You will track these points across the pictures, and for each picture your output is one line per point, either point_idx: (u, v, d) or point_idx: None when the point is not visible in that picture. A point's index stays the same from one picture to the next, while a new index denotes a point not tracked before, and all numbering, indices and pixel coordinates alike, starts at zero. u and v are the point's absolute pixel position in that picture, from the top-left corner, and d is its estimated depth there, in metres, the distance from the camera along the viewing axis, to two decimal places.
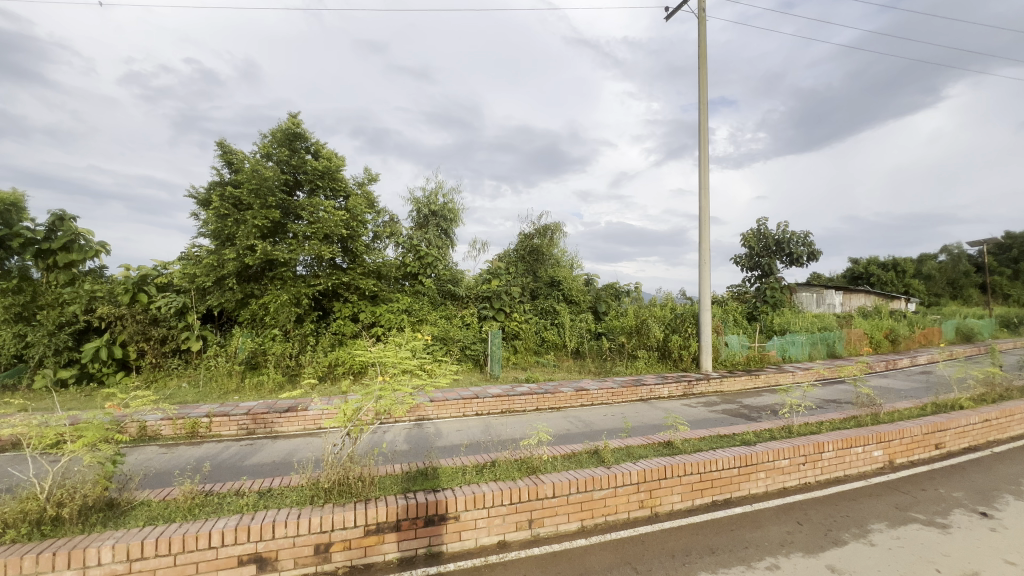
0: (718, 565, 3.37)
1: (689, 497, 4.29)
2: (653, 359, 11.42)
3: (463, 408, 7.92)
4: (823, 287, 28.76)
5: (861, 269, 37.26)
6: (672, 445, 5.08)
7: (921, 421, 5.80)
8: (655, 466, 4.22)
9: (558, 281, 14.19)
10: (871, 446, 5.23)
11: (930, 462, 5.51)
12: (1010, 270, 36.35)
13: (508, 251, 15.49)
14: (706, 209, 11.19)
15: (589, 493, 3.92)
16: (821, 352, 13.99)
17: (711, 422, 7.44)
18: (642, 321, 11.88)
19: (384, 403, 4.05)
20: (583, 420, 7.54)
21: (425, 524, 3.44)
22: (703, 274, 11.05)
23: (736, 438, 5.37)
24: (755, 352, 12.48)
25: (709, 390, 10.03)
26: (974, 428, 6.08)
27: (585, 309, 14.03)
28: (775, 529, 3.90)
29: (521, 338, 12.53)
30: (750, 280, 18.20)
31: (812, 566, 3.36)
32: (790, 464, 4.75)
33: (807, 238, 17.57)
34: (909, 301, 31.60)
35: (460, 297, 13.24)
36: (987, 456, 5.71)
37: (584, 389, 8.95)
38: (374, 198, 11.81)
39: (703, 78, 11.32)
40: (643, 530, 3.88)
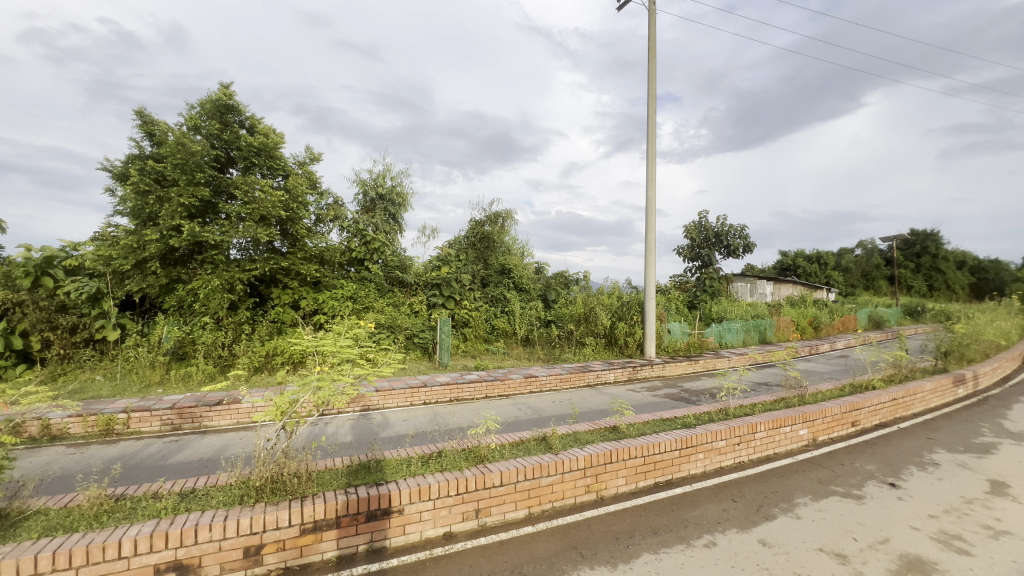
0: (659, 545, 3.46)
1: (633, 480, 4.39)
2: (600, 346, 11.77)
3: (411, 397, 7.74)
4: (756, 278, 30.65)
5: (789, 261, 40.06)
6: (617, 429, 5.19)
7: (841, 401, 6.28)
8: (601, 450, 4.28)
9: (508, 268, 14.12)
10: (797, 426, 5.60)
11: (848, 438, 6.00)
12: (913, 263, 40.35)
13: (458, 238, 15.16)
14: (653, 200, 11.49)
15: (537, 480, 3.91)
16: (753, 338, 14.93)
17: (655, 406, 7.70)
18: (590, 308, 12.12)
19: (322, 395, 3.82)
20: (532, 407, 7.58)
21: (367, 519, 3.29)
22: (648, 263, 11.39)
23: (678, 421, 5.56)
24: (695, 339, 13.13)
25: (653, 375, 10.42)
26: (885, 406, 6.67)
27: (535, 297, 14.06)
28: (712, 508, 4.07)
29: (471, 325, 12.45)
30: (691, 270, 19.08)
31: (745, 541, 3.52)
32: (726, 445, 4.99)
33: (743, 231, 18.49)
34: (829, 291, 34.39)
35: (409, 285, 12.87)
36: (895, 432, 6.29)
37: (534, 375, 9.01)
38: (317, 178, 11.16)
39: (652, 72, 11.55)
40: (589, 515, 3.92)
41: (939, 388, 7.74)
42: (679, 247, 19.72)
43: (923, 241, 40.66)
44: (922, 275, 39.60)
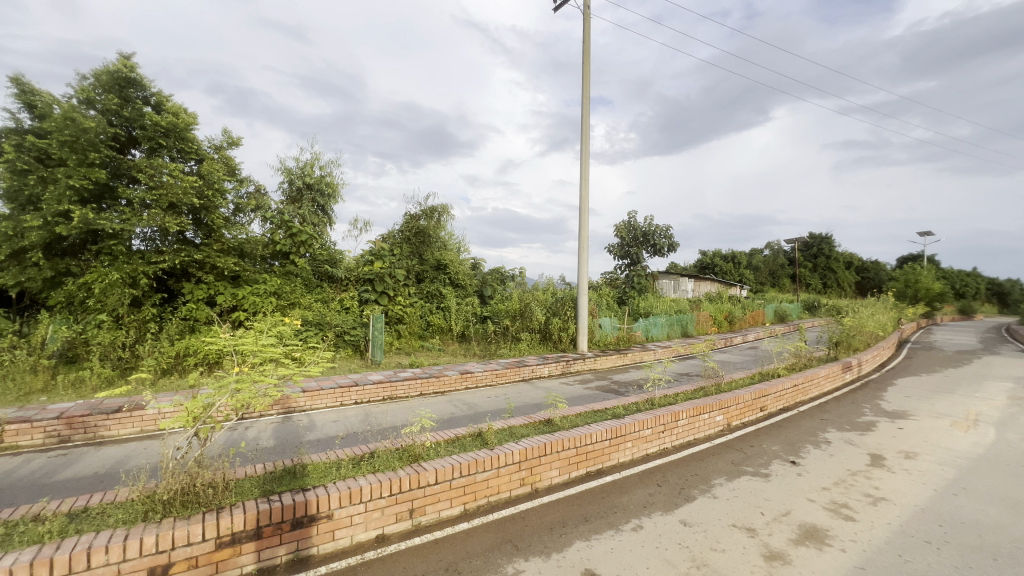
0: (591, 532, 3.59)
1: (566, 471, 4.52)
2: (535, 342, 11.99)
3: (341, 397, 7.41)
4: (679, 275, 32.69)
5: (708, 260, 43.14)
6: (551, 422, 5.32)
7: (751, 389, 6.86)
8: (536, 443, 4.36)
9: (444, 264, 13.90)
10: (714, 412, 6.05)
11: (757, 422, 6.58)
12: (812, 264, 45.01)
13: (392, 232, 14.67)
14: (586, 200, 11.85)
15: (473, 476, 3.91)
16: (676, 331, 15.94)
17: (587, 398, 7.98)
18: (525, 304, 12.25)
19: (241, 398, 3.54)
20: (468, 403, 7.55)
21: (292, 528, 3.11)
22: (582, 260, 11.75)
23: (608, 412, 5.79)
24: (624, 333, 13.74)
25: (585, 368, 10.80)
26: (788, 392, 7.38)
27: (471, 293, 13.99)
28: (639, 493, 4.29)
29: (405, 322, 12.17)
30: (620, 268, 19.98)
31: (668, 522, 3.75)
32: (651, 432, 5.28)
33: (668, 231, 19.58)
34: (742, 288, 37.48)
35: (339, 280, 12.27)
36: (795, 414, 7.00)
37: (469, 371, 8.99)
38: (235, 164, 10.33)
39: (586, 74, 11.88)
40: (524, 507, 3.98)
41: (831, 374, 8.72)
42: (610, 245, 20.51)
43: (819, 243, 45.47)
44: (818, 274, 44.28)
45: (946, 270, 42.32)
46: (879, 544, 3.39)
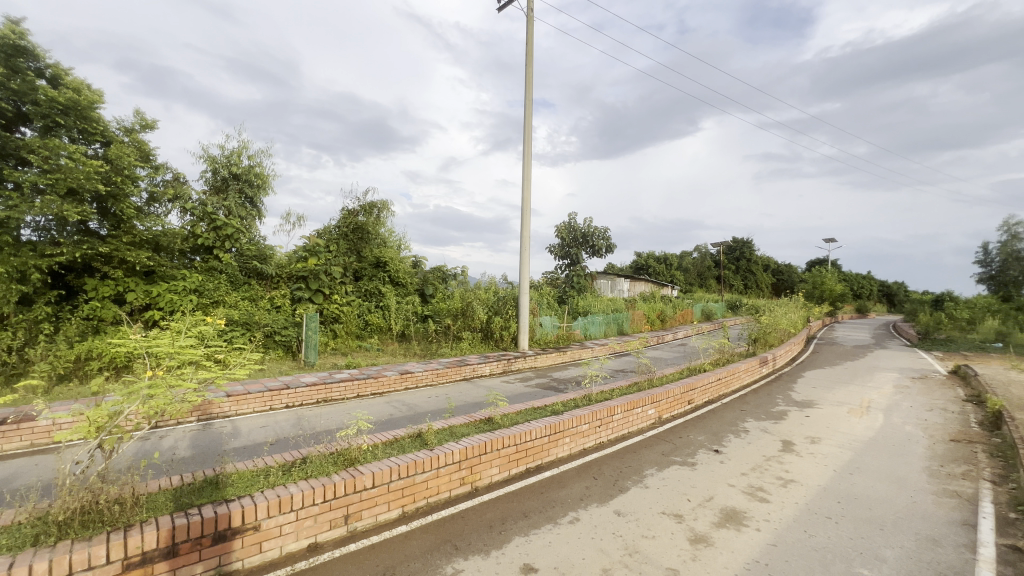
0: (529, 527, 3.65)
1: (506, 468, 4.56)
2: (476, 341, 12.01)
3: (270, 401, 7.00)
4: (616, 276, 33.93)
5: (642, 262, 45.20)
6: (492, 420, 5.35)
7: (680, 383, 7.29)
8: (476, 442, 4.36)
9: (383, 261, 13.48)
10: (647, 406, 6.36)
11: (685, 414, 7.00)
12: (734, 266, 48.50)
13: (328, 228, 14.03)
14: (528, 200, 12.01)
15: (412, 478, 3.84)
16: (613, 330, 16.57)
17: (527, 396, 8.10)
18: (467, 303, 12.17)
19: (155, 405, 3.25)
20: (407, 404, 7.41)
21: (213, 542, 2.90)
22: (523, 260, 11.89)
23: (547, 409, 5.92)
24: (563, 332, 14.08)
25: (526, 366, 10.94)
26: (712, 385, 7.91)
27: (412, 292, 13.69)
28: (577, 486, 4.43)
29: (341, 321, 11.73)
30: (561, 268, 20.42)
31: (603, 513, 3.90)
32: (588, 427, 5.45)
33: (606, 233, 20.21)
34: (673, 288, 39.67)
35: (269, 277, 11.56)
36: (719, 406, 7.51)
37: (409, 371, 8.82)
38: (150, 149, 9.42)
39: (529, 76, 12.03)
40: (464, 507, 3.98)
41: (749, 368, 9.45)
42: (552, 246, 20.85)
43: (741, 248, 49.07)
44: (740, 275, 47.78)
45: (846, 273, 47.25)
46: (788, 522, 3.73)
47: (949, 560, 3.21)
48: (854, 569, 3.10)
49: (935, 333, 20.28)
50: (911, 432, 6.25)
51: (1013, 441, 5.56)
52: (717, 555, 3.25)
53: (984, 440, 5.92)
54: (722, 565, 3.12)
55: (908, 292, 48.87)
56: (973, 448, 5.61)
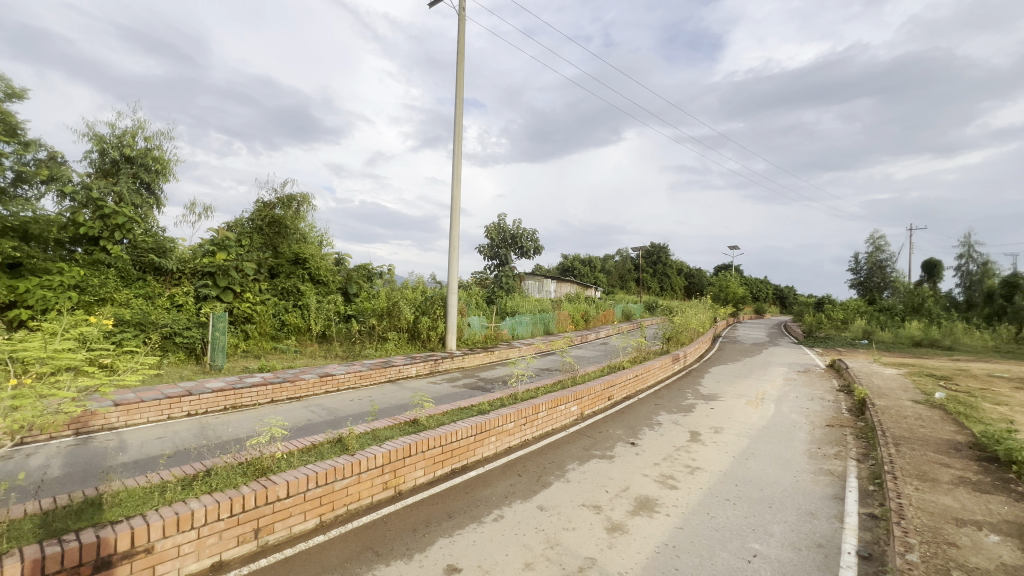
0: (454, 528, 3.64)
1: (431, 470, 4.50)
2: (402, 341, 11.73)
3: (168, 409, 6.34)
4: (543, 277, 34.70)
5: (568, 263, 46.73)
6: (417, 422, 5.25)
7: (601, 380, 7.64)
8: (400, 445, 4.27)
9: (303, 258, 12.67)
10: (570, 403, 6.59)
11: (605, 409, 7.35)
12: (652, 269, 51.66)
13: (240, 220, 12.94)
14: (457, 199, 11.94)
15: (330, 485, 3.68)
16: (539, 330, 16.97)
17: (453, 397, 8.05)
18: (393, 303, 11.81)
19: (21, 418, 2.81)
20: (327, 408, 7.06)
21: (96, 571, 2.56)
22: (452, 259, 11.80)
23: (473, 408, 5.93)
24: (491, 332, 14.16)
25: (453, 367, 10.87)
26: (629, 381, 8.37)
27: (334, 291, 13.00)
28: (502, 484, 4.48)
29: (254, 321, 10.92)
30: (489, 268, 20.49)
31: (527, 509, 3.99)
32: (514, 426, 5.55)
33: (535, 235, 20.61)
34: (596, 289, 41.39)
35: (168, 272, 10.44)
36: (635, 401, 7.98)
37: (329, 374, 8.40)
38: (16, 123, 8.14)
39: (460, 74, 11.97)
40: (387, 511, 3.88)
41: (663, 365, 10.12)
42: (481, 246, 20.91)
43: (657, 252, 52.38)
44: (657, 278, 50.99)
45: (747, 277, 52.22)
46: (693, 506, 4.06)
47: (823, 530, 3.68)
48: (747, 544, 3.44)
49: (817, 331, 23.05)
50: (795, 419, 7.05)
51: (873, 424, 6.49)
52: (631, 541, 3.45)
53: (852, 424, 6.85)
54: (635, 551, 3.32)
55: (797, 295, 55.09)
56: (844, 431, 6.48)
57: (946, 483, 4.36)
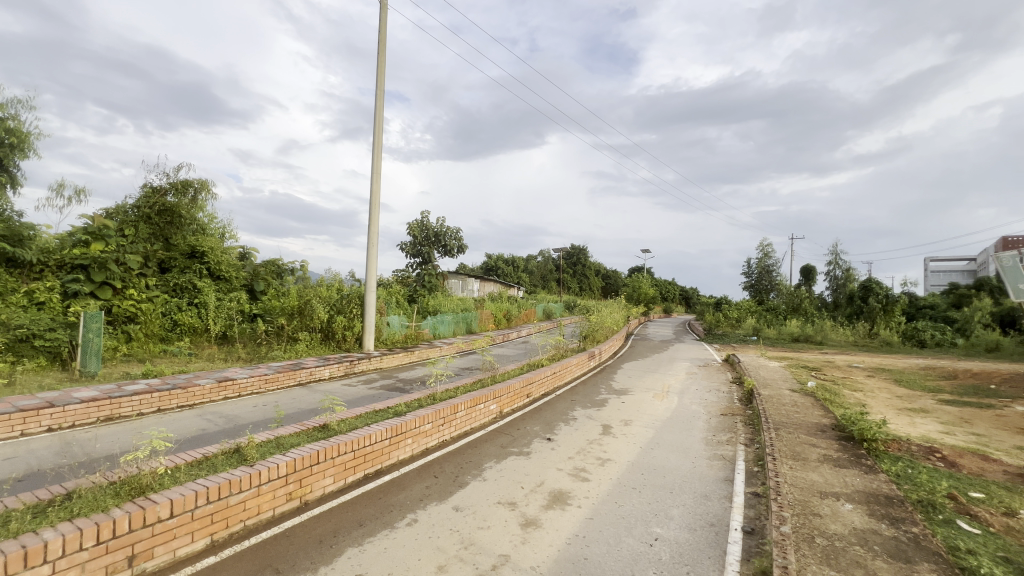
0: (364, 536, 3.49)
1: (341, 477, 4.28)
2: (315, 342, 11.06)
3: (22, 424, 5.41)
4: (466, 276, 34.51)
5: (491, 263, 47.01)
6: (327, 427, 4.96)
7: (520, 379, 7.76)
8: (307, 452, 4.01)
9: (200, 252, 11.45)
10: (488, 402, 6.62)
11: (523, 407, 7.47)
12: (572, 270, 53.61)
13: (122, 207, 11.28)
14: (378, 193, 11.50)
15: (225, 499, 3.36)
16: (461, 328, 16.90)
17: (368, 399, 7.73)
18: (305, 301, 11.08)
19: None
20: (225, 416, 6.45)
21: None
22: (371, 256, 11.35)
23: (389, 410, 5.74)
24: (411, 331, 13.83)
25: (370, 368, 10.46)
26: (547, 378, 8.60)
27: (238, 288, 11.90)
28: (417, 487, 4.38)
29: (139, 321, 9.71)
30: (411, 266, 19.91)
31: (442, 510, 3.93)
32: (432, 427, 5.45)
33: (458, 233, 20.44)
34: (518, 289, 42.12)
35: (25, 264, 8.95)
36: (553, 398, 8.21)
37: (229, 378, 7.69)
38: None
39: (382, 64, 11.52)
40: (291, 524, 3.62)
41: (579, 362, 10.55)
42: (403, 243, 20.34)
43: (577, 254, 54.47)
44: (576, 279, 53.02)
45: (657, 279, 56.08)
46: (603, 496, 4.25)
47: (715, 510, 4.03)
48: (650, 528, 3.67)
49: (715, 329, 25.35)
50: (695, 410, 7.68)
51: (758, 412, 7.25)
52: (544, 535, 3.53)
53: (742, 412, 7.61)
54: (548, 544, 3.40)
55: (700, 296, 60.22)
56: (735, 419, 7.17)
57: (814, 461, 4.99)
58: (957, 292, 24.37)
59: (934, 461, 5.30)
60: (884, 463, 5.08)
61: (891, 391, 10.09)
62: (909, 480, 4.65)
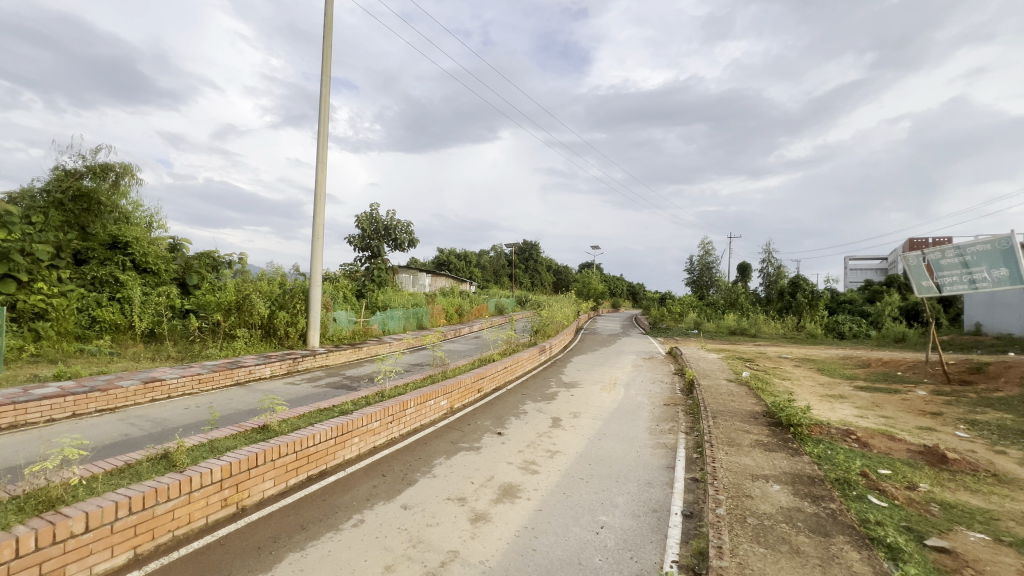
0: (307, 540, 3.36)
1: (282, 480, 4.09)
2: (255, 339, 10.47)
3: None
4: (417, 270, 33.86)
5: (443, 257, 46.43)
6: (267, 428, 4.72)
7: (471, 374, 7.74)
8: (244, 455, 3.80)
9: (123, 242, 10.41)
10: (439, 398, 6.55)
11: (474, 402, 7.46)
12: (524, 266, 54.04)
13: (29, 190, 10.26)
14: (323, 184, 11.03)
15: (150, 509, 3.12)
16: (412, 324, 16.61)
17: (312, 398, 7.42)
18: (244, 295, 10.43)
19: None
20: (152, 419, 5.98)
21: None
22: (317, 248, 10.88)
23: (335, 409, 5.55)
24: (360, 327, 13.45)
25: (315, 365, 10.06)
26: (498, 373, 8.62)
27: (168, 282, 11.03)
28: (364, 487, 4.27)
29: (50, 318, 8.82)
30: (360, 260, 19.19)
31: (390, 509, 3.85)
32: (379, 425, 5.32)
33: (409, 227, 20.00)
34: (471, 284, 41.95)
35: None
36: (504, 392, 8.24)
37: (157, 379, 7.14)
38: None
39: (328, 48, 11.03)
40: (226, 531, 3.41)
41: (530, 356, 10.66)
42: (351, 235, 19.68)
43: (529, 250, 54.92)
44: (528, 275, 53.50)
45: (606, 275, 57.63)
46: (551, 488, 4.32)
47: (657, 496, 4.21)
48: (597, 517, 3.78)
49: (660, 323, 26.45)
50: (640, 401, 7.98)
51: (698, 401, 7.65)
52: (493, 529, 3.54)
53: (683, 402, 8.00)
54: (497, 538, 3.41)
55: (646, 292, 62.56)
56: (677, 409, 7.52)
57: (747, 446, 5.33)
58: (871, 288, 26.77)
59: (850, 442, 5.81)
60: (807, 445, 5.51)
61: (815, 379, 10.98)
62: (828, 460, 5.07)
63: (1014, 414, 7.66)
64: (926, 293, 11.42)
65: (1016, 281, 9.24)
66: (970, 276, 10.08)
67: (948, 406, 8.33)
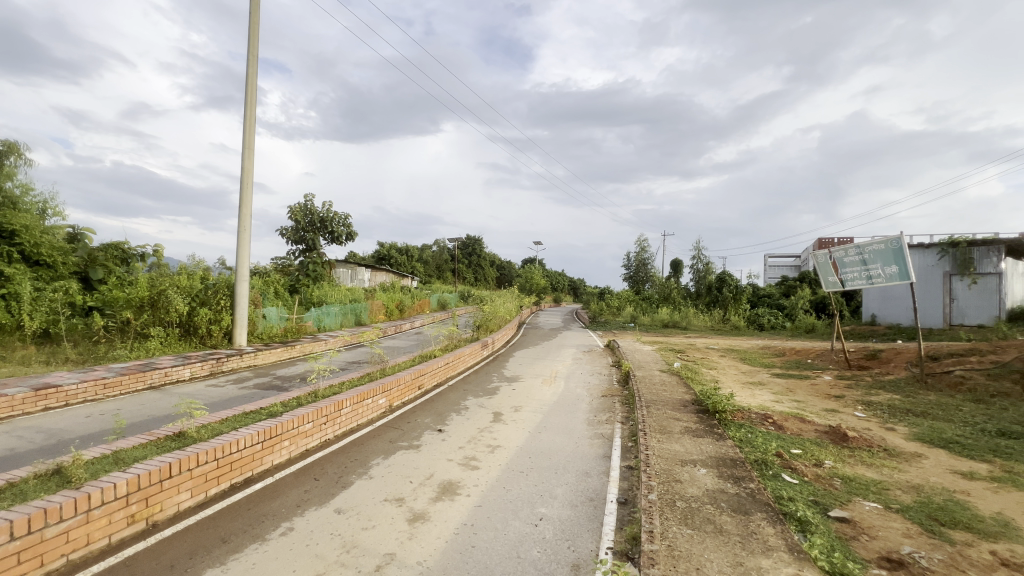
0: (229, 553, 3.12)
1: (201, 491, 3.78)
2: (172, 338, 9.63)
3: None
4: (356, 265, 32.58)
5: (383, 251, 45.01)
6: (182, 435, 4.34)
7: (411, 370, 7.58)
8: (156, 466, 3.47)
9: (6, 231, 9.07)
10: (377, 396, 6.35)
11: (414, 399, 7.31)
12: (467, 261, 53.71)
13: None
14: (249, 171, 10.29)
15: (38, 532, 2.76)
16: (350, 321, 15.99)
17: (237, 400, 6.93)
18: (158, 291, 9.52)
19: None
20: (45, 431, 5.31)
21: None
22: (243, 240, 10.16)
23: (263, 411, 5.21)
24: (292, 324, 12.76)
25: (242, 365, 9.43)
26: (439, 369, 8.49)
27: (67, 277, 9.87)
28: (294, 492, 4.04)
29: None
30: (293, 253, 18.23)
31: (322, 515, 3.67)
32: (312, 427, 5.06)
33: (347, 219, 19.20)
34: (412, 279, 41.07)
35: None
36: (445, 388, 8.14)
37: (52, 385, 6.35)
38: None
39: (255, 25, 10.27)
40: (134, 551, 3.09)
41: (472, 351, 10.62)
42: (282, 227, 18.57)
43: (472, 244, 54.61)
44: (471, 270, 53.25)
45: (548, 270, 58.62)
46: (491, 483, 4.31)
47: (594, 485, 4.33)
48: (535, 509, 3.82)
49: (599, 317, 27.30)
50: (579, 393, 8.19)
51: (634, 392, 7.98)
52: (431, 528, 3.47)
53: (620, 393, 8.31)
54: (435, 537, 3.36)
55: (587, 286, 64.36)
56: (613, 400, 7.79)
57: (677, 433, 5.62)
58: (787, 283, 29.22)
59: (767, 425, 6.30)
60: (730, 430, 5.90)
61: (737, 368, 11.82)
62: (748, 443, 5.46)
63: (901, 395, 8.67)
64: (832, 287, 12.70)
65: (905, 277, 10.32)
66: (868, 272, 11.20)
67: (849, 388, 9.29)
